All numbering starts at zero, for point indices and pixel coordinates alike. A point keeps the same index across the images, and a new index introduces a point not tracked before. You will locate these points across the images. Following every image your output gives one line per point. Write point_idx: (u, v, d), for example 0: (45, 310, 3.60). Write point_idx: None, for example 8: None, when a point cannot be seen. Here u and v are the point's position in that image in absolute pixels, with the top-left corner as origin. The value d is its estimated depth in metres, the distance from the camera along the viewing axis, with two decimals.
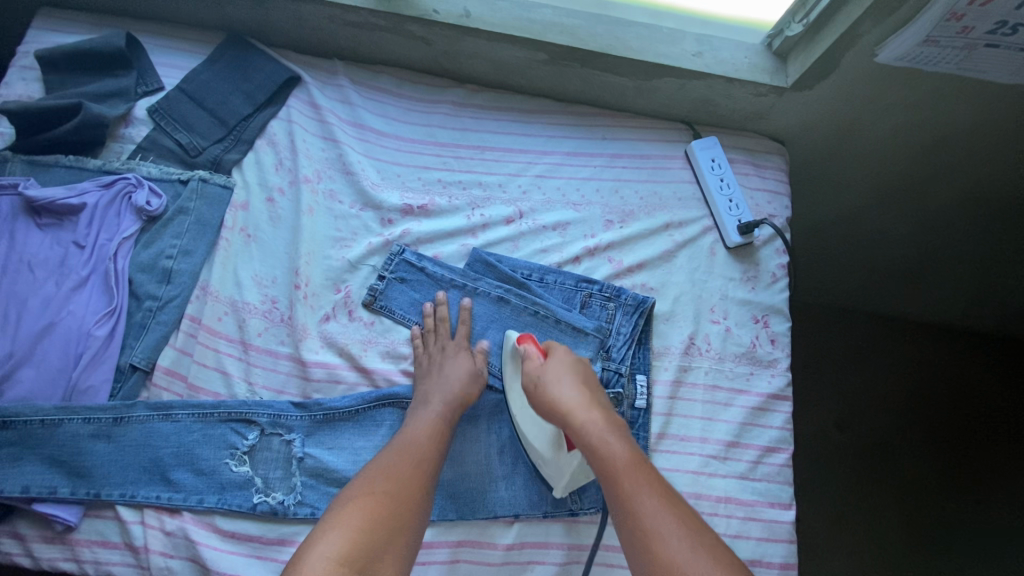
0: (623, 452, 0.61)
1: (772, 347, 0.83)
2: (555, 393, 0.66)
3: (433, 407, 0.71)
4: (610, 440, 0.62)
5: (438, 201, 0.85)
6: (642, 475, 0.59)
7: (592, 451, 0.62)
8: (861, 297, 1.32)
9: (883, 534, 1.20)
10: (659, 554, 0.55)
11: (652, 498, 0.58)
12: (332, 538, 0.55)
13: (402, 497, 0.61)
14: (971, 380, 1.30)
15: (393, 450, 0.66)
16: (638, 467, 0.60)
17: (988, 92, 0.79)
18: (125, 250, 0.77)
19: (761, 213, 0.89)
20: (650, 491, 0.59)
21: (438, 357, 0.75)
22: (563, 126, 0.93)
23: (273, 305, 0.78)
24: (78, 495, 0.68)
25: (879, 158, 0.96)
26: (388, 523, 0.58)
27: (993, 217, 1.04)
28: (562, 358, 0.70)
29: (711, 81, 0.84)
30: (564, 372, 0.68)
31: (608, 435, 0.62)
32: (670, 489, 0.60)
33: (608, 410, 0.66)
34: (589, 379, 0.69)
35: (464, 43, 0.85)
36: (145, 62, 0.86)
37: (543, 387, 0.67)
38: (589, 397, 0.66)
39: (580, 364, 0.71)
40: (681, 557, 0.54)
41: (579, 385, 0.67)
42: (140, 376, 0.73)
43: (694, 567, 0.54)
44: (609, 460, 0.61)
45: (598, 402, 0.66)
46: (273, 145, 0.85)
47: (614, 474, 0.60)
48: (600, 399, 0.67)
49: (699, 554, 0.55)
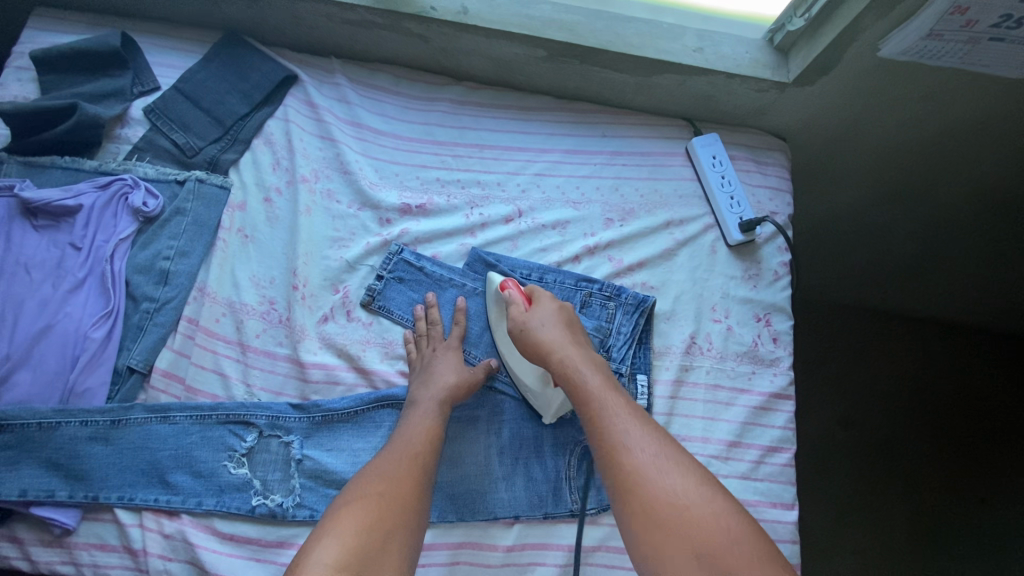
0: (594, 376, 0.64)
1: (774, 346, 0.83)
2: (535, 332, 0.69)
3: (428, 408, 0.70)
4: (580, 366, 0.65)
5: (436, 200, 0.85)
6: (610, 395, 0.62)
7: (564, 376, 0.65)
8: (865, 294, 1.30)
9: (886, 531, 1.19)
10: (623, 461, 0.56)
11: (620, 413, 0.60)
12: (326, 546, 0.55)
13: (396, 499, 0.60)
14: (975, 376, 1.30)
15: (385, 455, 0.65)
16: (607, 389, 0.63)
17: (990, 86, 0.78)
18: (121, 252, 0.77)
19: (763, 211, 0.88)
20: (618, 407, 0.61)
21: (433, 357, 0.74)
22: (563, 123, 0.92)
23: (271, 307, 0.77)
24: (76, 498, 0.68)
25: (882, 153, 0.95)
26: (382, 527, 0.57)
27: (998, 213, 1.02)
28: (546, 303, 0.72)
29: (712, 77, 0.84)
30: (546, 316, 0.70)
31: (581, 362, 0.65)
32: (640, 411, 0.62)
33: (585, 347, 0.69)
34: (571, 320, 0.72)
35: (462, 40, 0.84)
36: (141, 61, 0.86)
37: (526, 330, 0.69)
38: (568, 335, 0.69)
39: (565, 310, 0.72)
40: (645, 464, 0.56)
41: (558, 325, 0.69)
42: (137, 378, 0.73)
43: (656, 471, 0.55)
44: (580, 382, 0.64)
45: (575, 339, 0.69)
46: (270, 144, 0.85)
47: (584, 394, 0.62)
48: (578, 337, 0.70)
49: (663, 462, 0.56)
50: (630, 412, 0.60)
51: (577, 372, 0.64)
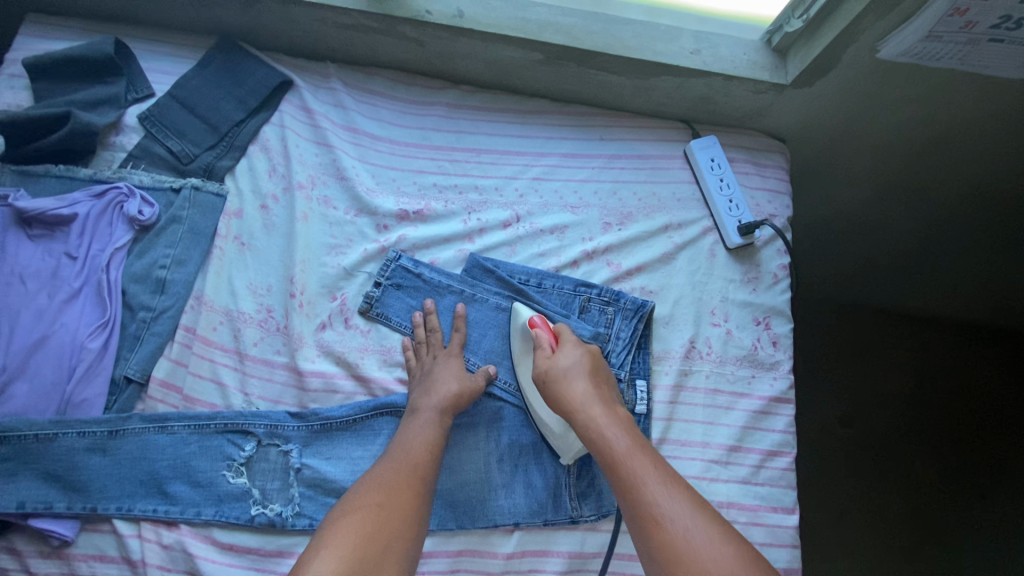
0: (623, 440, 0.62)
1: (774, 350, 0.82)
2: (561, 384, 0.67)
3: (427, 415, 0.70)
4: (609, 429, 0.63)
5: (434, 206, 0.84)
6: (642, 460, 0.60)
7: (592, 441, 0.63)
8: (865, 294, 1.30)
9: (886, 530, 1.19)
10: (662, 538, 0.55)
11: (655, 483, 0.58)
12: (324, 558, 0.54)
13: (393, 510, 0.60)
14: (975, 374, 1.29)
15: (383, 463, 0.65)
16: (639, 453, 0.61)
17: (989, 87, 0.78)
18: (117, 261, 0.76)
19: (762, 213, 0.88)
20: (652, 475, 0.59)
21: (434, 365, 0.74)
22: (560, 127, 0.92)
23: (268, 315, 0.77)
24: (74, 510, 0.68)
25: (881, 153, 0.94)
26: (380, 538, 0.57)
27: (997, 213, 1.02)
28: (573, 347, 0.71)
29: (710, 79, 0.83)
30: (572, 364, 0.69)
31: (608, 425, 0.63)
32: (675, 477, 0.60)
33: (611, 404, 0.67)
34: (599, 369, 0.70)
35: (458, 44, 0.84)
36: (135, 68, 0.85)
37: (551, 378, 0.68)
38: (594, 390, 0.67)
39: (591, 353, 0.71)
40: (683, 541, 0.54)
41: (586, 377, 0.68)
42: (135, 388, 0.73)
43: (699, 548, 0.54)
44: (609, 449, 0.62)
45: (602, 394, 0.67)
46: (266, 151, 0.84)
47: (615, 462, 0.61)
48: (605, 391, 0.68)
49: (703, 538, 0.54)
50: (664, 481, 0.59)
51: (605, 437, 0.63)
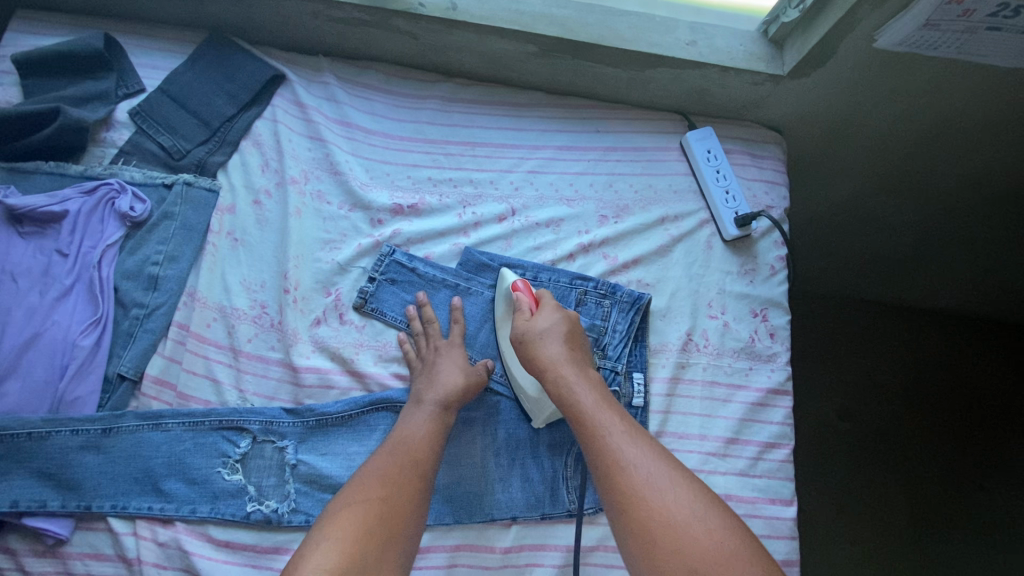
0: (590, 397, 0.64)
1: (771, 342, 0.82)
2: (536, 346, 0.69)
3: (428, 408, 0.69)
4: (577, 387, 0.65)
5: (428, 200, 0.84)
6: (606, 414, 0.62)
7: (560, 397, 0.65)
8: (862, 285, 1.30)
9: (885, 521, 1.19)
10: (621, 480, 0.57)
11: (617, 433, 0.60)
12: (325, 551, 0.54)
13: (394, 505, 0.60)
14: (971, 365, 1.29)
15: (384, 455, 0.65)
16: (604, 408, 0.63)
17: (984, 77, 0.78)
18: (109, 258, 0.76)
19: (759, 205, 0.87)
20: (616, 427, 0.61)
21: (436, 357, 0.74)
22: (555, 119, 0.91)
23: (262, 311, 0.77)
24: (68, 508, 0.67)
25: (877, 144, 0.94)
26: (381, 533, 0.57)
27: (993, 202, 1.02)
28: (552, 311, 0.72)
29: (706, 70, 0.82)
30: (548, 327, 0.70)
31: (576, 381, 0.65)
32: (637, 427, 0.62)
33: (582, 365, 0.69)
34: (574, 333, 0.72)
35: (451, 36, 0.83)
36: (126, 63, 0.84)
37: (527, 340, 0.70)
38: (568, 352, 0.69)
39: (569, 319, 0.72)
40: (641, 481, 0.56)
41: (561, 340, 0.69)
42: (128, 386, 0.72)
43: (655, 491, 0.56)
44: (576, 404, 0.64)
45: (574, 357, 0.69)
46: (258, 146, 0.84)
47: (581, 415, 0.63)
48: (578, 355, 0.70)
49: (660, 481, 0.57)
50: (626, 430, 0.61)
51: (572, 392, 0.65)
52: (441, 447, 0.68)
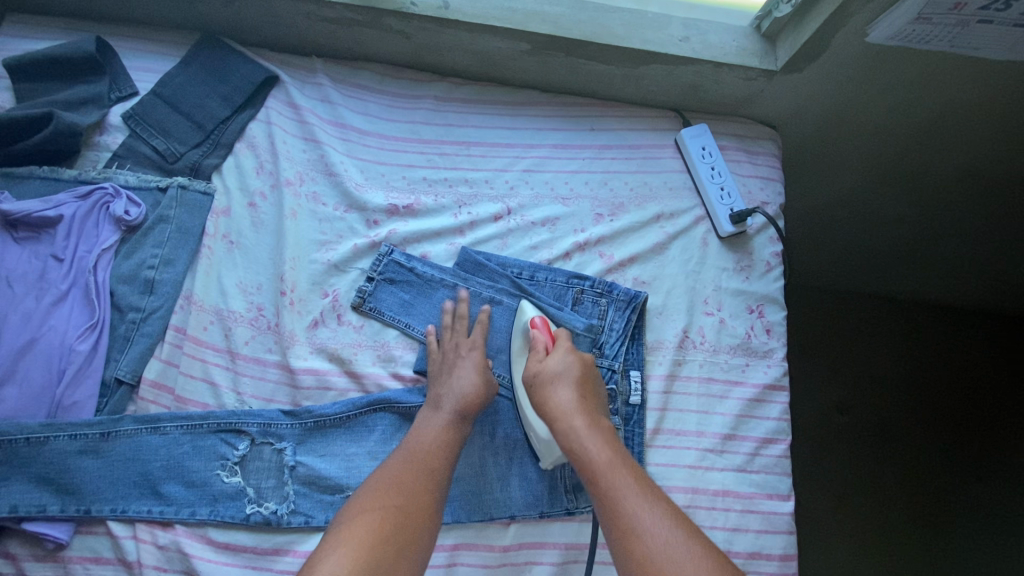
0: (603, 453, 0.62)
1: (767, 338, 0.82)
2: (547, 391, 0.68)
3: (443, 411, 0.69)
4: (589, 441, 0.63)
5: (424, 200, 0.84)
6: (620, 474, 0.60)
7: (572, 451, 0.63)
8: (858, 279, 1.30)
9: (883, 512, 1.20)
10: (641, 553, 0.55)
11: (630, 496, 0.58)
12: (339, 555, 0.55)
13: (411, 512, 0.60)
14: (966, 356, 1.30)
15: (400, 462, 0.65)
16: (617, 465, 0.61)
17: (977, 69, 0.77)
18: (104, 262, 0.76)
19: (753, 201, 0.87)
20: (630, 488, 0.59)
21: (458, 359, 0.74)
22: (549, 117, 0.91)
23: (259, 313, 0.77)
24: (68, 512, 0.67)
25: (872, 138, 0.94)
26: (397, 539, 0.58)
27: (989, 197, 1.02)
28: (567, 351, 0.71)
29: (700, 67, 0.82)
30: (562, 371, 0.69)
31: (589, 434, 0.63)
32: (654, 491, 0.60)
33: (594, 414, 0.67)
34: (587, 377, 0.70)
35: (444, 35, 0.83)
36: (117, 65, 0.84)
37: (538, 380, 0.69)
38: (580, 399, 0.67)
39: (583, 362, 0.71)
40: (660, 554, 0.54)
41: (573, 386, 0.68)
42: (126, 390, 0.72)
43: (670, 559, 0.54)
44: (588, 459, 0.62)
45: (587, 405, 0.67)
46: (253, 148, 0.83)
47: (593, 472, 0.61)
48: (591, 401, 0.68)
49: (681, 552, 0.54)
50: (643, 494, 0.59)
51: (585, 449, 0.62)
52: (456, 457, 0.68)
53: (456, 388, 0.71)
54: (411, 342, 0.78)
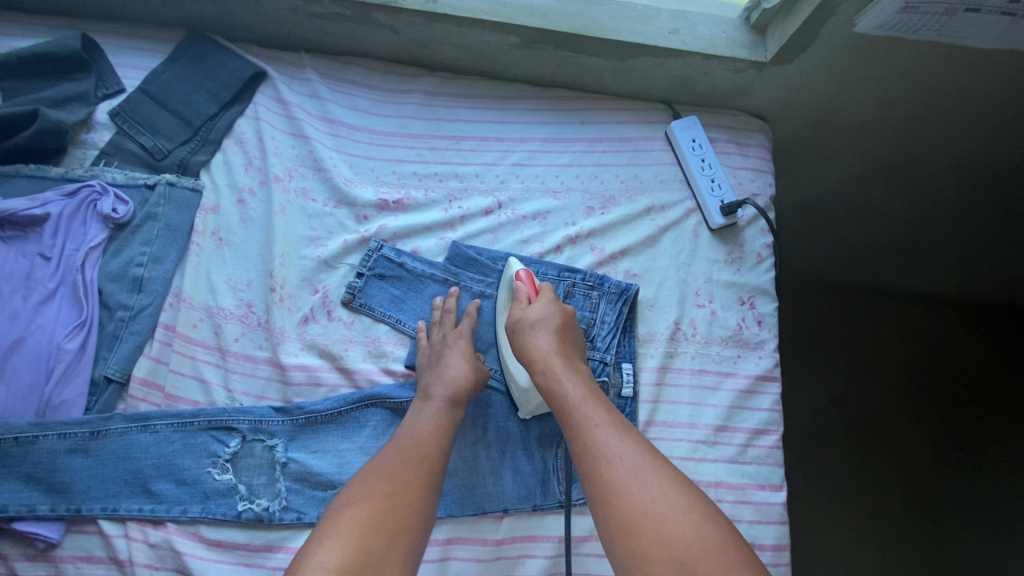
0: (577, 390, 0.64)
1: (759, 329, 0.82)
2: (527, 335, 0.69)
3: (436, 402, 0.69)
4: (565, 379, 0.65)
5: (413, 195, 0.83)
6: (593, 408, 0.62)
7: (549, 389, 0.65)
8: (851, 271, 1.30)
9: (879, 503, 1.20)
10: (605, 474, 0.56)
11: (601, 426, 0.60)
12: (329, 548, 0.54)
13: (401, 499, 0.59)
14: (962, 345, 1.30)
15: (390, 453, 0.64)
16: (590, 401, 0.63)
17: (965, 58, 0.77)
18: (92, 260, 0.75)
19: (744, 193, 0.87)
20: (601, 420, 0.61)
21: (444, 348, 0.74)
22: (540, 111, 0.90)
23: (249, 310, 0.76)
24: (58, 512, 0.67)
25: (863, 129, 0.94)
26: (387, 528, 0.57)
27: (980, 185, 1.02)
28: (549, 301, 0.72)
29: (689, 59, 0.82)
30: (542, 317, 0.70)
31: (564, 375, 0.65)
32: (624, 422, 0.61)
33: (572, 358, 0.68)
34: (567, 324, 0.71)
35: (432, 29, 0.82)
36: (104, 63, 0.84)
37: (520, 327, 0.70)
38: (559, 345, 0.69)
39: (565, 313, 0.72)
40: (623, 474, 0.56)
41: (552, 331, 0.69)
42: (115, 388, 0.72)
43: (637, 484, 0.55)
44: (562, 396, 0.64)
45: (565, 349, 0.69)
46: (241, 144, 0.83)
47: (568, 408, 0.63)
48: (569, 348, 0.70)
49: (643, 474, 0.56)
50: (612, 424, 0.60)
51: (560, 386, 0.65)
52: (451, 446, 0.68)
53: (446, 380, 0.71)
54: (402, 337, 0.78)
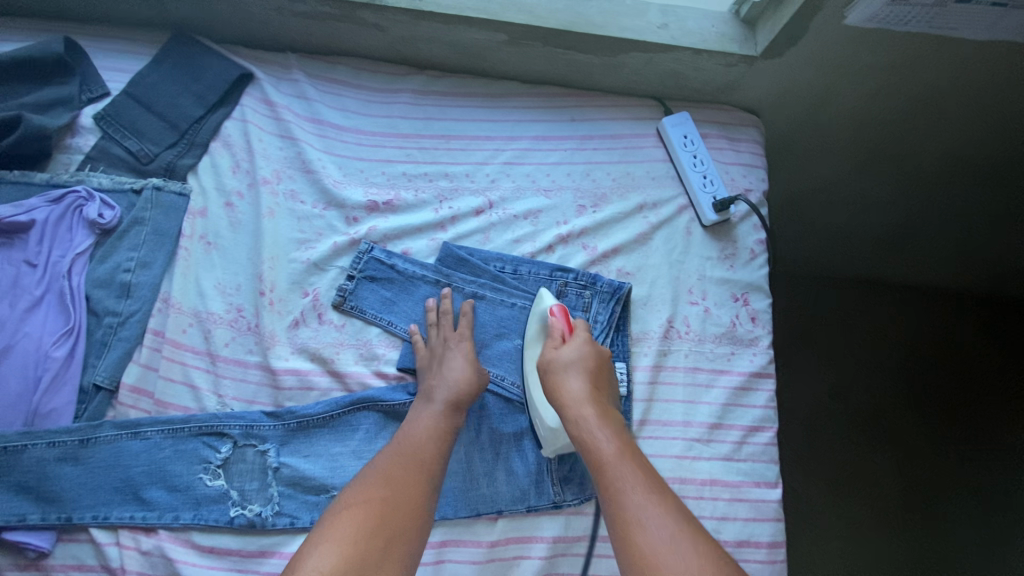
0: (611, 445, 0.63)
1: (753, 326, 0.82)
2: (560, 379, 0.69)
3: (436, 403, 0.69)
4: (598, 432, 0.64)
5: (403, 196, 0.83)
6: (627, 467, 0.60)
7: (581, 441, 0.64)
8: (846, 265, 1.30)
9: (878, 498, 1.20)
10: (640, 541, 0.55)
11: (635, 489, 0.59)
12: (324, 550, 0.54)
13: (398, 505, 0.60)
14: (957, 338, 1.31)
15: (388, 457, 0.64)
16: (622, 457, 0.61)
17: (958, 51, 0.77)
18: (79, 266, 0.75)
19: (737, 188, 0.87)
20: (635, 481, 0.59)
21: (445, 350, 0.73)
22: (530, 109, 0.90)
23: (238, 314, 0.76)
24: (49, 520, 0.66)
25: (857, 123, 0.93)
26: (382, 533, 0.57)
27: (975, 179, 1.02)
28: (583, 342, 0.72)
29: (679, 54, 0.82)
30: (575, 360, 0.70)
31: (598, 427, 0.64)
32: (661, 487, 0.60)
33: (605, 407, 0.67)
34: (601, 368, 0.71)
35: (420, 27, 0.82)
36: (88, 68, 0.82)
37: (552, 369, 0.70)
38: (591, 392, 0.68)
39: (599, 355, 0.72)
40: (659, 545, 0.54)
41: (585, 376, 0.69)
42: (105, 396, 0.71)
43: (669, 553, 0.54)
44: (595, 449, 0.63)
45: (598, 396, 0.68)
46: (228, 147, 0.82)
47: (601, 464, 0.62)
48: (602, 395, 0.69)
49: (680, 545, 0.54)
50: (648, 487, 0.59)
51: (593, 440, 0.63)
52: (450, 450, 0.67)
53: (447, 380, 0.70)
54: (394, 340, 0.78)
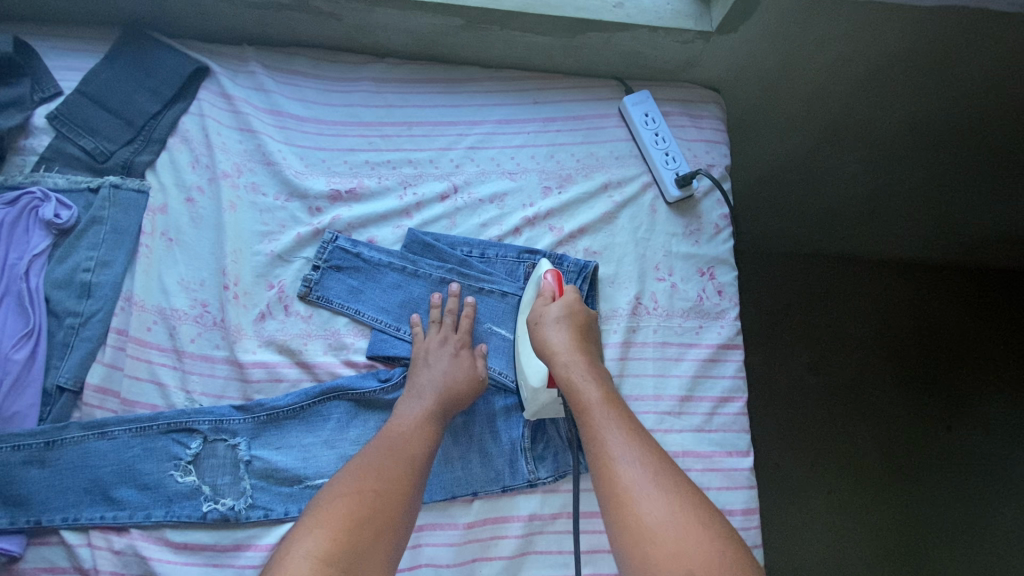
0: (597, 391, 0.63)
1: (719, 299, 0.83)
2: (547, 330, 0.69)
3: (426, 400, 0.69)
4: (585, 376, 0.64)
5: (367, 184, 0.82)
6: (609, 410, 0.61)
7: (567, 384, 0.64)
8: (819, 241, 1.31)
9: (860, 468, 1.22)
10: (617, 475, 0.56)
11: (617, 432, 0.59)
12: (316, 537, 0.55)
13: (388, 496, 0.60)
14: (931, 308, 1.33)
15: (379, 448, 0.64)
16: (607, 402, 0.62)
17: (911, 19, 0.78)
18: (37, 268, 0.74)
19: (700, 165, 0.88)
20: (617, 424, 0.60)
21: (439, 348, 0.74)
22: (492, 93, 0.90)
23: (203, 310, 0.75)
24: (17, 524, 0.66)
25: (819, 96, 0.94)
26: (373, 523, 0.57)
27: (938, 146, 1.03)
28: (573, 299, 0.72)
29: (635, 32, 0.82)
30: (563, 314, 0.70)
31: (585, 375, 0.65)
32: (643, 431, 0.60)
33: (592, 358, 0.68)
34: (584, 323, 0.71)
35: (375, 14, 0.81)
36: (38, 66, 0.81)
37: (539, 322, 0.70)
38: (578, 343, 0.68)
39: (587, 315, 0.72)
40: (635, 478, 0.55)
41: (572, 329, 0.69)
42: (69, 397, 0.71)
43: (645, 493, 0.54)
44: (581, 394, 0.63)
45: (585, 350, 0.68)
46: (187, 142, 0.81)
47: (584, 405, 0.62)
48: (588, 348, 0.69)
49: (653, 481, 0.55)
50: (629, 430, 0.59)
51: (579, 387, 0.64)
52: (438, 442, 0.67)
53: (436, 379, 0.71)
54: (362, 328, 0.77)
